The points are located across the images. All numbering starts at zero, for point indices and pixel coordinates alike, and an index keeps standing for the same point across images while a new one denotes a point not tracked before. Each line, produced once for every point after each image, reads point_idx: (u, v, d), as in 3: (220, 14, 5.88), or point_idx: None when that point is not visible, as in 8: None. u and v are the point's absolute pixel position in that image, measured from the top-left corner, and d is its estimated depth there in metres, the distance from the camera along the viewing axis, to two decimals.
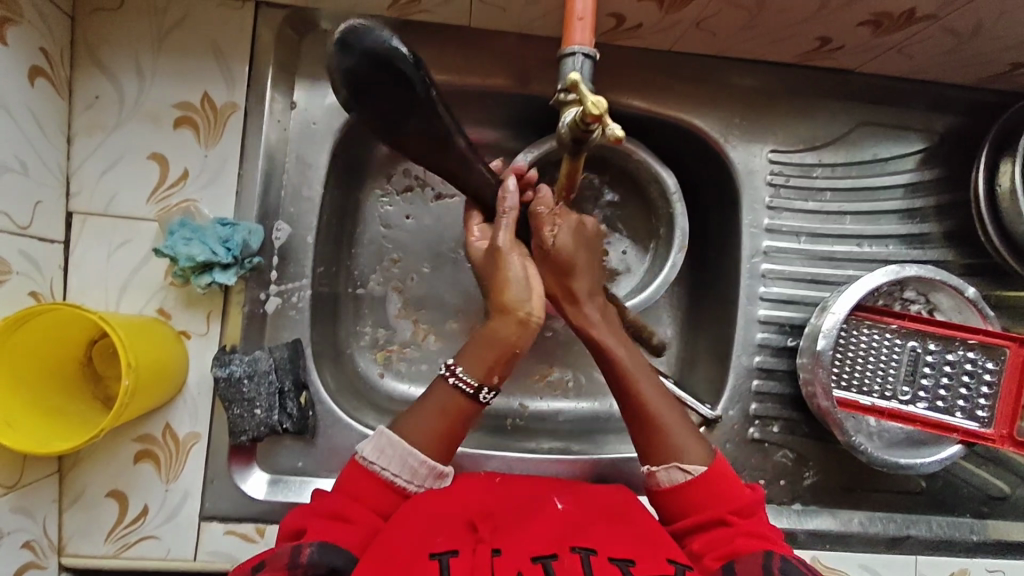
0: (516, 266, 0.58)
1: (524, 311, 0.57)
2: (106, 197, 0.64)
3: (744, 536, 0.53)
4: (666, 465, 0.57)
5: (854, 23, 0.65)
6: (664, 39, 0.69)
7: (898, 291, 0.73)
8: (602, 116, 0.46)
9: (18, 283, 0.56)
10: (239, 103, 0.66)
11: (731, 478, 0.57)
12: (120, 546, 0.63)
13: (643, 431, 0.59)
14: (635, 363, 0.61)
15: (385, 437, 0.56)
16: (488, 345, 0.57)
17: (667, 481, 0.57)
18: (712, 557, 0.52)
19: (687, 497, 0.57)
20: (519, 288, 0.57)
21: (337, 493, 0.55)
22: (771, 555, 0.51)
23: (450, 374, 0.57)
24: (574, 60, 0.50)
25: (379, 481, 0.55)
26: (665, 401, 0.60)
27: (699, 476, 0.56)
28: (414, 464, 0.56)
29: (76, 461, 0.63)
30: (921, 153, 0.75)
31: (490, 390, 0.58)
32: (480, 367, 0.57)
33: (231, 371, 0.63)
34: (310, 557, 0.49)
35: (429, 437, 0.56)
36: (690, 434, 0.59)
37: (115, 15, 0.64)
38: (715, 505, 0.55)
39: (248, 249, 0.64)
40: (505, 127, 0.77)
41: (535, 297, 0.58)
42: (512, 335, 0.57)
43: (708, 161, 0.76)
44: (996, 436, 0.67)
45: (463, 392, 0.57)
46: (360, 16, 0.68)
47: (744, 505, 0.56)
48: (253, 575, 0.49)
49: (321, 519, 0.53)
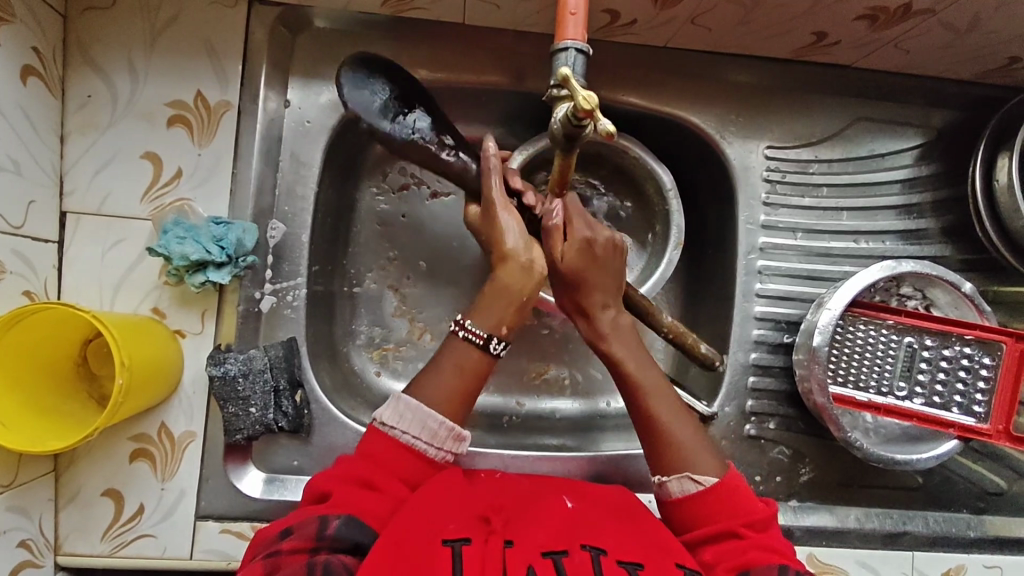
0: (511, 223, 0.57)
1: (526, 257, 0.58)
2: (99, 196, 0.64)
3: (756, 548, 0.53)
4: (679, 476, 0.57)
5: (849, 18, 0.64)
6: (659, 35, 0.69)
7: (895, 287, 0.73)
8: (593, 112, 0.45)
9: (11, 283, 0.56)
10: (232, 101, 0.66)
11: (743, 491, 0.57)
12: (117, 545, 0.64)
13: (655, 440, 0.59)
14: (647, 375, 0.61)
15: (402, 402, 0.56)
16: (500, 297, 0.58)
17: (679, 491, 0.57)
18: (724, 567, 0.52)
19: (699, 507, 0.56)
20: (524, 245, 0.58)
21: (363, 459, 0.55)
22: (785, 569, 0.51)
23: (461, 328, 0.58)
24: (565, 56, 0.49)
25: (400, 446, 0.55)
26: (680, 415, 0.60)
27: (711, 488, 0.56)
28: (433, 426, 0.56)
29: (72, 461, 0.63)
30: (918, 149, 0.75)
31: (499, 343, 0.59)
32: (491, 319, 0.58)
33: (225, 370, 0.63)
34: (336, 531, 0.50)
35: (449, 397, 0.57)
36: (704, 448, 0.59)
37: (107, 14, 0.64)
38: (726, 519, 0.55)
39: (242, 247, 0.64)
40: (500, 124, 0.77)
41: (538, 260, 0.59)
42: (514, 282, 0.58)
43: (704, 157, 0.76)
44: (991, 432, 0.67)
45: (475, 345, 0.58)
46: (354, 14, 0.68)
47: (759, 519, 0.55)
48: (278, 542, 0.50)
49: (346, 488, 0.53)
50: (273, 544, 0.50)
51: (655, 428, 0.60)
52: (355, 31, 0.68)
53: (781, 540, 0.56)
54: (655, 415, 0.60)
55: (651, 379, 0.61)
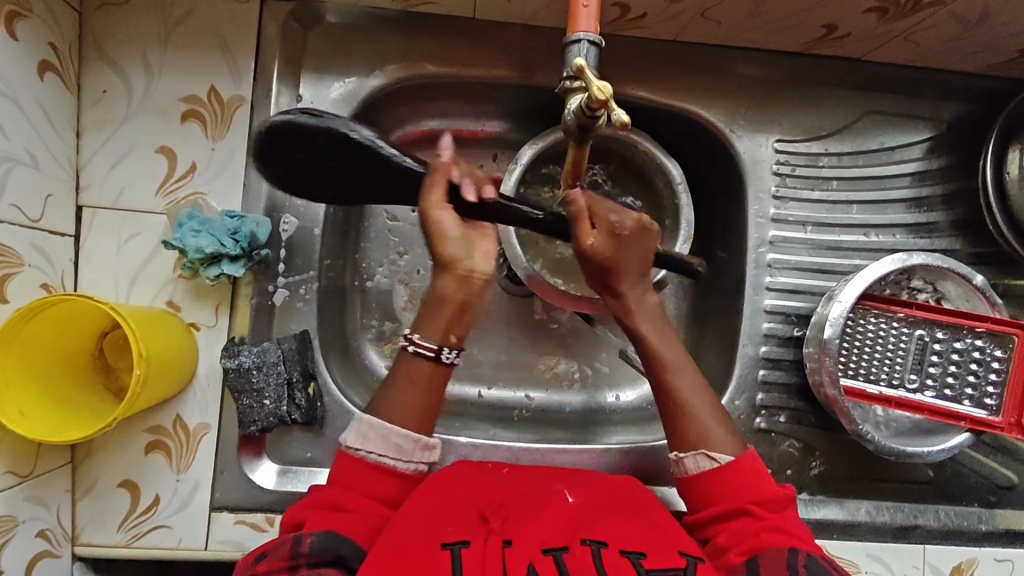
0: (446, 220, 0.54)
1: (462, 267, 0.54)
2: (114, 191, 0.65)
3: (770, 530, 0.54)
4: (695, 452, 0.58)
5: (859, 10, 0.65)
6: (667, 29, 0.69)
7: (906, 280, 0.73)
8: (607, 102, 0.45)
9: (29, 276, 0.57)
10: (245, 96, 0.66)
11: (758, 472, 0.57)
12: (132, 535, 0.64)
13: (676, 418, 0.59)
14: (672, 355, 0.61)
15: (365, 423, 0.56)
16: (438, 307, 0.56)
17: (695, 468, 0.58)
18: (736, 552, 0.52)
19: (712, 485, 0.57)
20: (457, 246, 0.54)
21: (334, 486, 0.55)
22: (795, 552, 0.52)
23: (409, 343, 0.57)
24: (578, 48, 0.50)
25: (364, 465, 0.55)
26: (700, 390, 0.60)
27: (725, 466, 0.57)
28: (397, 441, 0.56)
29: (89, 452, 0.64)
30: (928, 142, 0.75)
31: (451, 351, 0.57)
32: (437, 331, 0.56)
33: (240, 362, 0.64)
34: (312, 547, 0.51)
35: (410, 410, 0.57)
36: (721, 424, 0.60)
37: (122, 10, 0.65)
38: (737, 499, 0.56)
39: (256, 240, 0.64)
40: (510, 119, 0.78)
41: (477, 253, 0.54)
42: (456, 292, 0.55)
43: (714, 151, 0.76)
44: (1003, 425, 0.67)
45: (425, 357, 0.57)
46: (365, 9, 0.68)
47: (769, 499, 0.56)
48: (255, 566, 0.51)
49: (322, 511, 0.54)
50: (252, 568, 0.51)
51: (678, 405, 0.59)
52: (365, 27, 0.69)
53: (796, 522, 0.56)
54: (677, 395, 0.60)
55: (674, 356, 0.61)
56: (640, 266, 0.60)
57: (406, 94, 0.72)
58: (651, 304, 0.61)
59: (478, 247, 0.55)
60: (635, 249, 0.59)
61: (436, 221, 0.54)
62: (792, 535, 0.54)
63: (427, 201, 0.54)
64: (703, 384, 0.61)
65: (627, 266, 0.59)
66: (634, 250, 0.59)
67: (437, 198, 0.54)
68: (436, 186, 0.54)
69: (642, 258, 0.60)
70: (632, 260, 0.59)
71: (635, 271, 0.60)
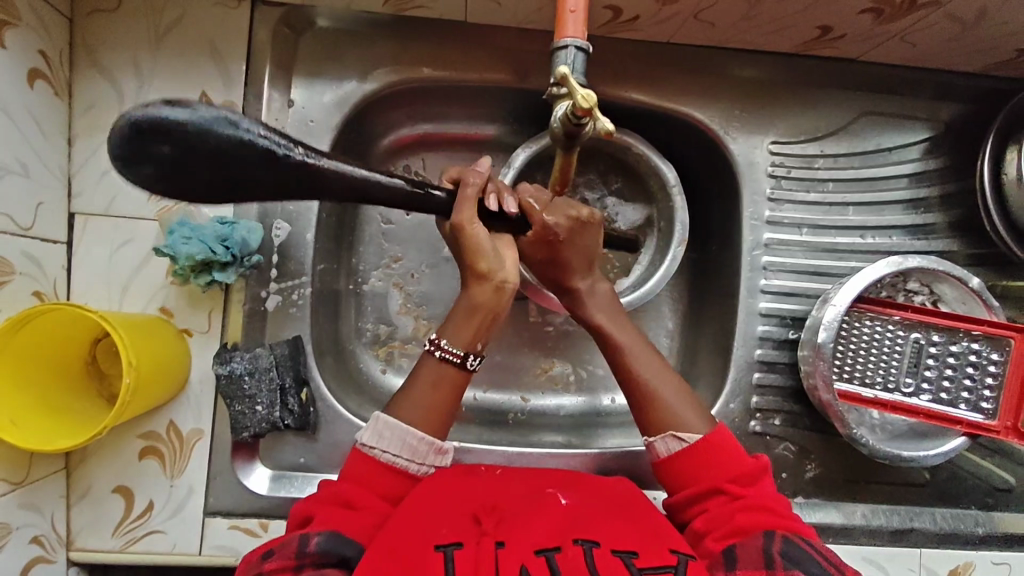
0: (483, 235, 0.55)
1: (498, 278, 0.57)
2: (106, 198, 0.65)
3: (743, 510, 0.54)
4: (663, 435, 0.59)
5: (854, 11, 0.64)
6: (662, 31, 0.68)
7: (902, 282, 0.72)
8: (591, 110, 0.45)
9: (21, 284, 0.58)
10: (237, 102, 0.66)
11: (728, 447, 0.58)
12: (127, 540, 0.65)
13: (639, 405, 0.61)
14: (630, 340, 0.63)
15: (383, 422, 0.57)
16: (471, 314, 0.58)
17: (665, 450, 0.59)
18: (713, 538, 0.54)
19: (681, 464, 0.58)
20: (493, 259, 0.56)
21: (346, 481, 0.56)
22: (769, 537, 0.52)
23: (436, 348, 0.59)
24: (565, 54, 0.49)
25: (379, 465, 0.57)
26: (660, 371, 0.62)
27: (694, 443, 0.58)
28: (415, 443, 0.57)
29: (83, 458, 0.64)
30: (925, 142, 0.74)
31: (475, 358, 0.59)
32: (465, 336, 0.58)
33: (232, 368, 0.63)
34: (318, 546, 0.51)
35: (428, 414, 0.58)
36: (689, 405, 0.60)
37: (113, 16, 0.65)
38: (711, 476, 0.57)
39: (247, 247, 0.64)
40: (504, 122, 0.77)
41: (506, 261, 0.57)
42: (490, 301, 0.57)
43: (708, 153, 0.75)
44: (999, 428, 0.66)
45: (451, 363, 0.59)
46: (357, 14, 0.68)
47: (742, 475, 0.57)
48: (262, 564, 0.51)
49: (329, 507, 0.55)
50: (258, 566, 0.51)
51: (641, 390, 0.61)
52: (358, 30, 0.69)
53: (773, 494, 0.57)
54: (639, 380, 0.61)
55: (639, 347, 0.62)
56: (587, 261, 0.63)
57: (399, 97, 0.72)
58: (603, 294, 0.64)
59: (508, 254, 0.58)
60: (580, 244, 0.61)
61: (471, 237, 0.54)
62: (770, 513, 0.54)
63: (461, 218, 0.54)
64: (664, 365, 0.62)
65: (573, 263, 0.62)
66: (583, 247, 0.62)
67: (470, 213, 0.54)
68: (468, 206, 0.54)
69: (587, 250, 0.62)
70: (579, 255, 0.62)
71: (585, 264, 0.63)
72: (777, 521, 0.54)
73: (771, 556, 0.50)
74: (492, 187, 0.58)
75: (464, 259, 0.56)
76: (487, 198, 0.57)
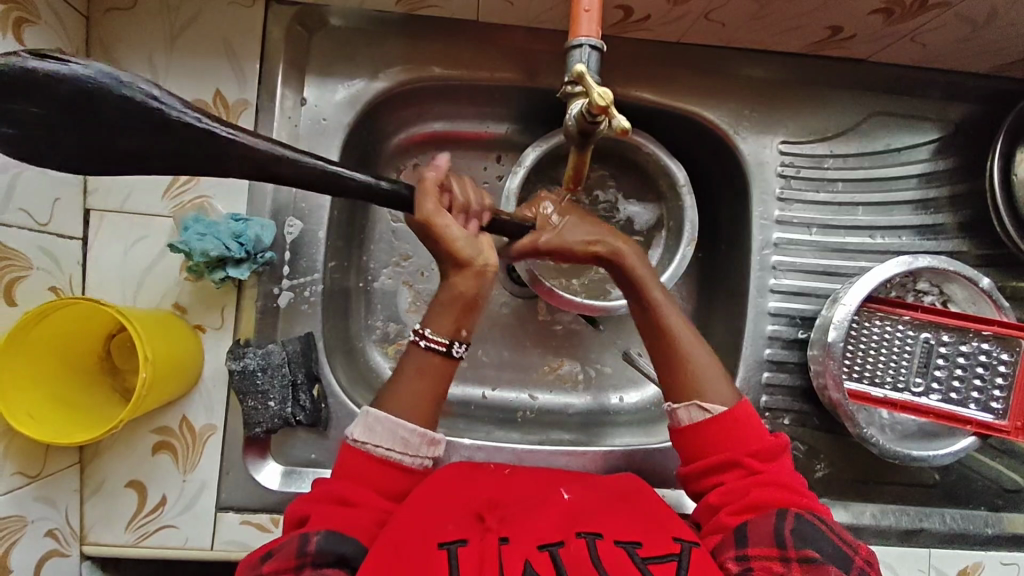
0: (451, 227, 0.55)
1: (477, 262, 0.57)
2: (121, 195, 0.65)
3: (759, 486, 0.56)
4: (688, 404, 0.59)
5: (864, 12, 0.64)
6: (673, 31, 0.69)
7: (912, 283, 0.72)
8: (608, 108, 0.45)
9: (38, 279, 0.58)
10: (250, 100, 0.67)
11: (752, 423, 0.59)
12: (140, 535, 0.65)
13: (667, 372, 0.61)
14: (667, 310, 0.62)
15: (372, 416, 0.57)
16: (452, 303, 0.58)
17: (687, 419, 0.59)
18: (729, 512, 0.55)
19: (704, 435, 0.58)
20: (469, 245, 0.56)
21: (340, 478, 0.56)
22: (784, 516, 0.54)
23: (421, 338, 0.59)
24: (580, 52, 0.50)
25: (367, 459, 0.57)
26: (693, 339, 0.61)
27: (722, 415, 0.58)
28: (404, 435, 0.57)
29: (97, 453, 0.65)
30: (935, 143, 0.75)
31: (461, 345, 0.59)
32: (447, 325, 0.58)
33: (245, 363, 0.64)
34: (317, 546, 0.51)
35: (414, 402, 0.58)
36: (719, 377, 0.60)
37: (129, 15, 0.65)
38: (732, 450, 0.57)
39: (260, 244, 0.65)
40: (515, 121, 0.78)
41: (483, 246, 0.57)
42: (470, 288, 0.57)
43: (718, 153, 0.76)
44: (1010, 429, 0.66)
45: (437, 351, 0.59)
46: (369, 12, 0.68)
47: (762, 450, 0.57)
48: (262, 565, 0.52)
49: (325, 505, 0.55)
50: (258, 567, 0.52)
51: (670, 359, 0.61)
52: (370, 29, 0.69)
53: (788, 469, 0.58)
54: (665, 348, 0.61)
55: (671, 314, 0.62)
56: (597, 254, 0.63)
57: (410, 95, 0.72)
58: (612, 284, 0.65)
59: (485, 242, 0.58)
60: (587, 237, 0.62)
61: (442, 229, 0.55)
62: (785, 490, 0.56)
63: (424, 213, 0.54)
64: (697, 334, 0.62)
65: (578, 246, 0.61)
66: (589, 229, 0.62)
67: (432, 207, 0.54)
68: (430, 197, 0.54)
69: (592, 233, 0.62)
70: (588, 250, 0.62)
71: (590, 249, 0.62)
72: (790, 498, 0.55)
73: (784, 538, 0.52)
74: (475, 208, 0.57)
75: (442, 253, 0.57)
76: (470, 218, 0.57)
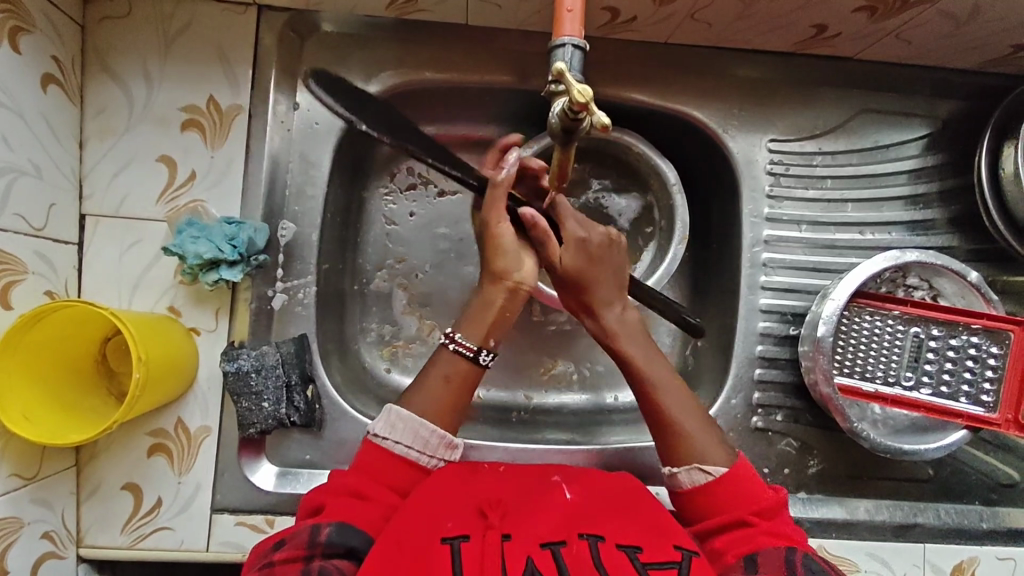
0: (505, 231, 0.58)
1: (513, 278, 0.59)
2: (117, 200, 0.66)
3: (765, 535, 0.55)
4: (688, 466, 0.59)
5: (849, 10, 0.65)
6: (659, 32, 0.70)
7: (901, 278, 0.73)
8: (588, 104, 0.46)
9: (34, 283, 0.59)
10: (243, 105, 0.68)
11: (755, 481, 0.58)
12: (136, 537, 0.65)
13: (662, 435, 0.61)
14: (659, 371, 0.62)
15: (394, 414, 0.58)
16: (483, 309, 0.60)
17: (689, 482, 0.59)
18: (731, 555, 0.54)
19: (710, 498, 0.58)
20: (512, 258, 0.59)
21: (355, 472, 0.57)
22: (794, 551, 0.53)
23: (450, 342, 0.60)
24: (563, 52, 0.50)
25: (392, 456, 0.57)
26: (690, 408, 0.61)
27: (723, 476, 0.58)
28: (425, 436, 0.58)
29: (93, 455, 0.65)
30: (924, 139, 0.75)
31: (488, 353, 0.60)
32: (479, 331, 0.59)
33: (239, 365, 0.64)
34: (327, 537, 0.52)
35: (438, 407, 0.59)
36: (712, 438, 0.60)
37: (124, 22, 0.66)
38: (737, 508, 0.57)
39: (254, 246, 0.66)
40: (505, 123, 0.78)
41: (525, 266, 0.60)
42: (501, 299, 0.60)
43: (707, 152, 0.76)
44: (1002, 422, 0.66)
45: (464, 356, 0.60)
46: (360, 17, 0.69)
47: (766, 505, 0.57)
48: (271, 555, 0.52)
49: (338, 498, 0.55)
50: (267, 557, 0.52)
51: (667, 425, 0.60)
52: (361, 33, 0.70)
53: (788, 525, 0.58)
54: (661, 408, 0.60)
55: (660, 372, 0.62)
56: (615, 282, 0.62)
57: (403, 99, 0.73)
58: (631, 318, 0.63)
59: (530, 258, 0.60)
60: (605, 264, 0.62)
61: (498, 234, 0.58)
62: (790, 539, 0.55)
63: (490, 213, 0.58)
64: (692, 401, 0.62)
65: (603, 283, 0.61)
66: (606, 265, 0.61)
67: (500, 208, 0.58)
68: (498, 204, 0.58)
69: (615, 274, 0.62)
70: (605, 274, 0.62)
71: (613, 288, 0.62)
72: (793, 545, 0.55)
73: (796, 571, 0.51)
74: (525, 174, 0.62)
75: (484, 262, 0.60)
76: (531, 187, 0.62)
